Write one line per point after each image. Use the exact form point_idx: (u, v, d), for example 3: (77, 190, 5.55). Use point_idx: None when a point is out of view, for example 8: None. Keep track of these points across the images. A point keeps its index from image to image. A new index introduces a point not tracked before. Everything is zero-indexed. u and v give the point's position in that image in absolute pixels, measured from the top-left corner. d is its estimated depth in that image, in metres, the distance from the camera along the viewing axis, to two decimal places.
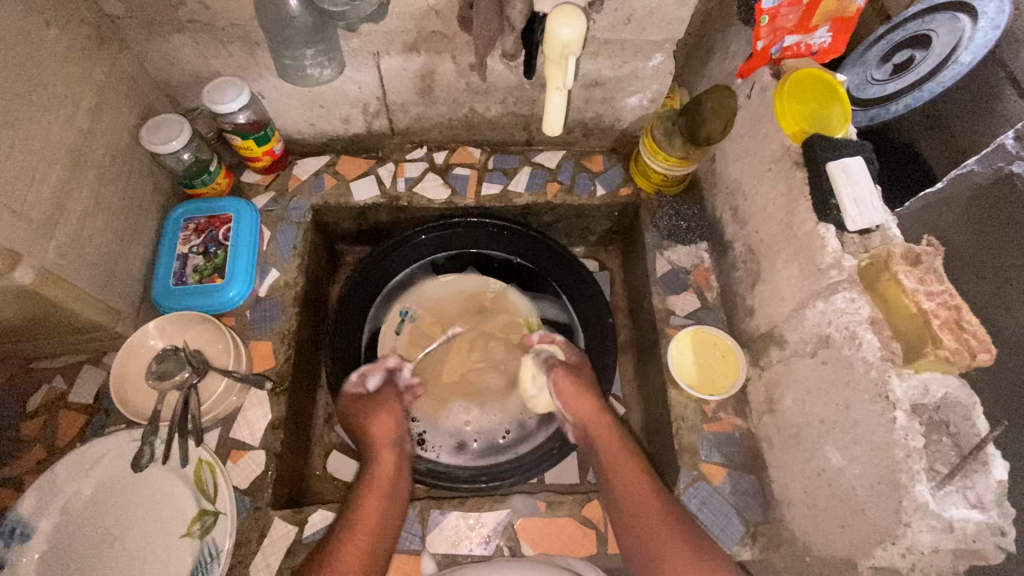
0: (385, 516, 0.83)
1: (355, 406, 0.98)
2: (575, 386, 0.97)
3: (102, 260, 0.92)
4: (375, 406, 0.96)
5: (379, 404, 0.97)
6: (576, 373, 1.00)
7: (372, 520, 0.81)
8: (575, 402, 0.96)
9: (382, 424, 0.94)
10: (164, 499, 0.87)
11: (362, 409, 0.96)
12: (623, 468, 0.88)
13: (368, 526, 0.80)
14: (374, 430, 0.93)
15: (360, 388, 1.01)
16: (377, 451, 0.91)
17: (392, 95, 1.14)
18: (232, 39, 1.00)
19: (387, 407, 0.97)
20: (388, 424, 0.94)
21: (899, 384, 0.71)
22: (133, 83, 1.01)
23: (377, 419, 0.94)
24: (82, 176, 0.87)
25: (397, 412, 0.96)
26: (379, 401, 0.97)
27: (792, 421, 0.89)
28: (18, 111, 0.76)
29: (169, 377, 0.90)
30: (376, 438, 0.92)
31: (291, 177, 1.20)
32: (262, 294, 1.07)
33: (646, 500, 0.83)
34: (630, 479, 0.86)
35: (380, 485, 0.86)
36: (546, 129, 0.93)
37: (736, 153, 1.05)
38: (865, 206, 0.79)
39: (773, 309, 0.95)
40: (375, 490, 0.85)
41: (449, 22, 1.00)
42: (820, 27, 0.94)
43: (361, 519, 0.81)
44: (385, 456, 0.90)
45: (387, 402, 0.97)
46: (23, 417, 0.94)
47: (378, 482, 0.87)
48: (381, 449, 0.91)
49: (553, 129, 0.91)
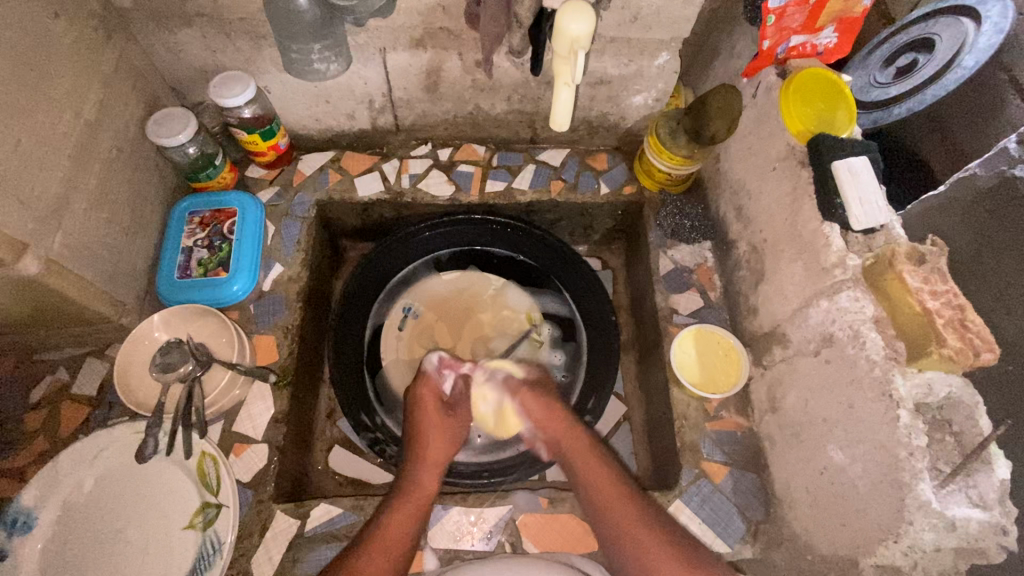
0: (416, 530, 0.82)
1: (422, 409, 0.97)
2: (535, 399, 0.98)
3: (107, 251, 0.92)
4: (441, 422, 0.97)
5: (443, 421, 0.97)
6: (540, 390, 0.99)
7: (403, 532, 0.81)
8: (541, 420, 0.96)
9: (437, 441, 0.94)
10: (167, 492, 0.87)
11: (427, 419, 0.96)
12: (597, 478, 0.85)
13: (400, 537, 0.80)
14: (429, 447, 0.93)
15: (434, 391, 1.00)
16: (427, 467, 0.91)
17: (398, 91, 1.14)
18: (239, 33, 1.00)
19: (450, 428, 0.97)
20: (441, 443, 0.95)
21: (903, 383, 0.71)
22: (139, 76, 1.01)
23: (436, 436, 0.95)
24: (88, 168, 0.88)
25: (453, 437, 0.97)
26: (446, 420, 0.98)
27: (795, 420, 0.89)
28: (26, 103, 0.76)
29: (172, 370, 0.90)
30: (432, 455, 0.93)
31: (296, 172, 1.20)
32: (265, 288, 1.07)
33: (618, 496, 0.82)
34: (603, 479, 0.85)
35: (422, 499, 0.86)
36: (552, 123, 0.93)
37: (740, 152, 1.06)
38: (870, 207, 0.79)
39: (777, 308, 0.95)
40: (412, 501, 0.85)
41: (457, 19, 1.00)
42: (826, 28, 0.95)
43: (396, 531, 0.80)
44: (431, 475, 0.90)
45: (450, 423, 0.98)
46: (26, 409, 0.95)
47: (421, 495, 0.86)
48: (432, 466, 0.92)
49: (560, 125, 0.92)
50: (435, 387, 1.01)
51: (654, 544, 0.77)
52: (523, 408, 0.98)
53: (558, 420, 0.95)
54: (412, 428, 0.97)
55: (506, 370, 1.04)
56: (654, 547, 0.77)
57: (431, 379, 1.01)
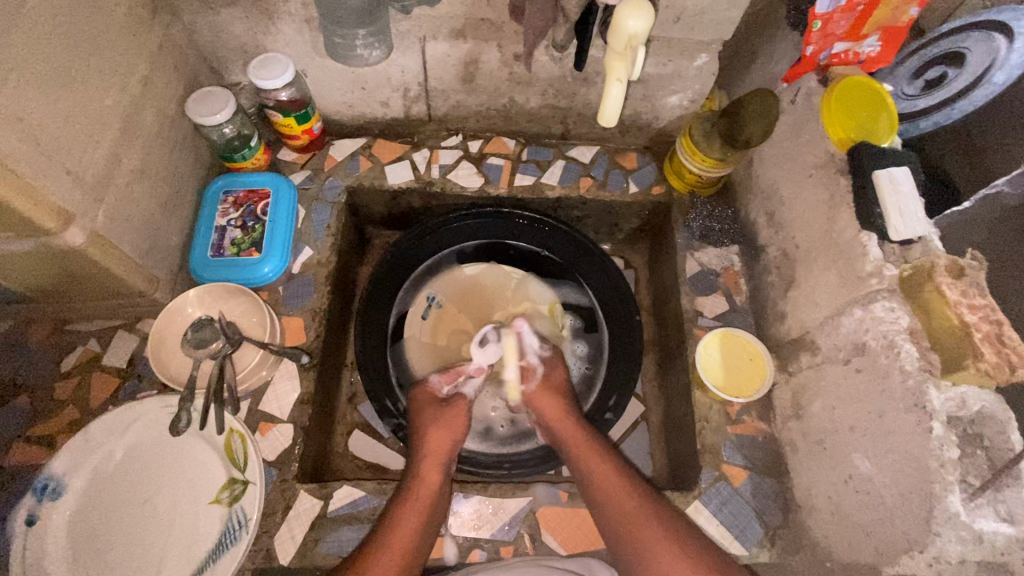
0: (423, 526, 0.84)
1: (422, 412, 0.99)
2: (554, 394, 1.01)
3: (146, 226, 0.93)
4: (439, 416, 0.97)
5: (441, 414, 0.98)
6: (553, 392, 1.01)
7: (408, 532, 0.82)
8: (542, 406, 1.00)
9: (438, 435, 0.95)
10: (194, 466, 0.88)
11: (425, 419, 0.98)
12: (629, 508, 0.83)
13: (405, 538, 0.81)
14: (430, 444, 0.93)
15: (431, 392, 1.02)
16: (427, 461, 0.91)
17: (434, 81, 1.14)
18: (282, 15, 1.00)
19: (452, 425, 0.97)
20: (442, 439, 0.95)
21: (937, 395, 0.70)
22: (182, 54, 1.01)
23: (435, 430, 0.95)
24: (132, 143, 0.88)
25: (456, 428, 0.97)
26: (445, 412, 0.99)
27: (819, 427, 0.89)
28: (80, 75, 0.76)
29: (204, 347, 0.91)
30: (431, 449, 0.93)
31: (327, 158, 1.21)
32: (295, 271, 1.08)
33: (649, 523, 0.81)
34: (602, 472, 0.88)
35: (424, 494, 0.87)
36: (601, 121, 0.83)
37: (775, 158, 1.06)
38: (910, 217, 0.77)
39: (807, 314, 0.95)
40: (416, 497, 0.86)
41: (499, 11, 1.00)
42: (869, 36, 0.91)
43: (400, 532, 0.81)
44: (435, 468, 0.91)
45: (455, 415, 0.98)
46: (59, 377, 0.96)
47: (421, 490, 0.87)
48: (435, 462, 0.91)
49: (609, 121, 0.81)
50: (434, 390, 1.03)
51: (658, 529, 0.80)
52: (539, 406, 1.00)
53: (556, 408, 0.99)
54: (415, 430, 0.97)
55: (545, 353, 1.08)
56: (655, 536, 0.80)
57: (430, 386, 1.03)
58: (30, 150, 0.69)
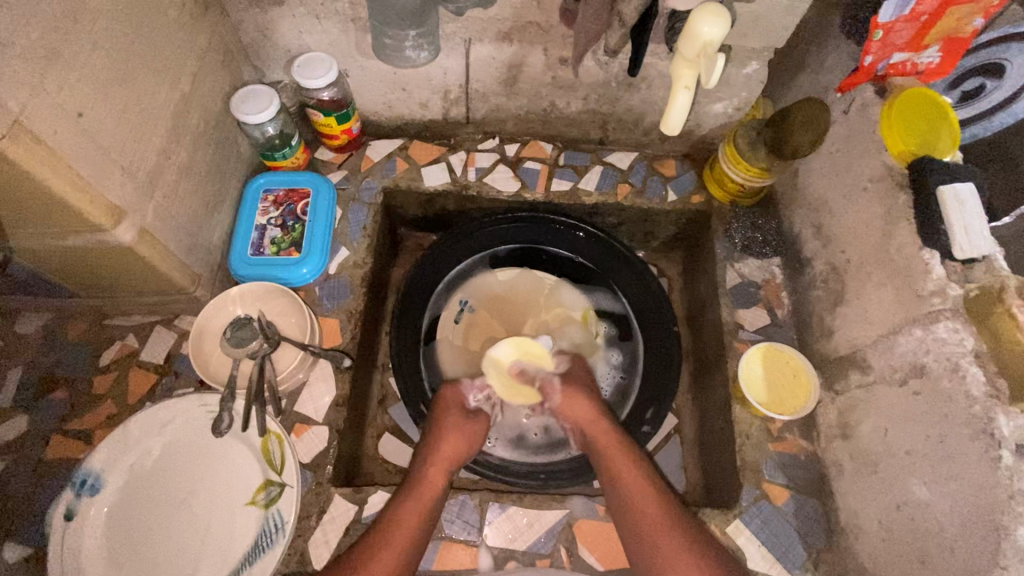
0: (420, 533, 0.81)
1: (440, 416, 0.96)
2: (580, 393, 0.97)
3: (189, 224, 0.92)
4: (457, 424, 0.95)
5: (461, 423, 0.95)
6: (581, 389, 0.98)
7: (405, 540, 0.80)
8: (570, 408, 0.96)
9: (451, 443, 0.92)
10: (229, 467, 0.87)
11: (444, 423, 0.95)
12: (654, 520, 0.81)
13: (403, 540, 0.80)
14: (440, 452, 0.90)
15: (456, 396, 0.99)
16: (436, 465, 0.89)
17: (475, 83, 1.13)
18: (329, 15, 1.00)
19: (467, 433, 0.94)
20: (455, 447, 0.92)
21: (1007, 422, 0.67)
22: (228, 52, 1.01)
23: (449, 438, 0.92)
24: (180, 140, 0.88)
25: (471, 438, 0.94)
26: (465, 421, 0.96)
27: (869, 449, 0.87)
28: (135, 72, 0.76)
29: (244, 345, 0.89)
30: (442, 453, 0.91)
31: (364, 158, 1.20)
32: (332, 272, 1.07)
33: (670, 538, 0.79)
34: (626, 480, 0.85)
35: (426, 503, 0.84)
36: (663, 127, 0.78)
37: (824, 169, 1.03)
38: (975, 236, 0.75)
39: (858, 332, 0.92)
40: (417, 505, 0.84)
41: (549, 15, 0.98)
42: (930, 46, 0.88)
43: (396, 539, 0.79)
44: (440, 478, 0.88)
45: (472, 424, 0.96)
46: (97, 371, 0.96)
47: (425, 496, 0.85)
48: (441, 471, 0.89)
49: (672, 130, 0.77)
50: (460, 395, 0.99)
51: (670, 542, 0.78)
52: (568, 404, 0.96)
53: (584, 410, 0.95)
54: (428, 434, 0.94)
55: (542, 367, 1.01)
56: (668, 548, 0.78)
57: (459, 387, 1.00)
58: (88, 146, 0.68)
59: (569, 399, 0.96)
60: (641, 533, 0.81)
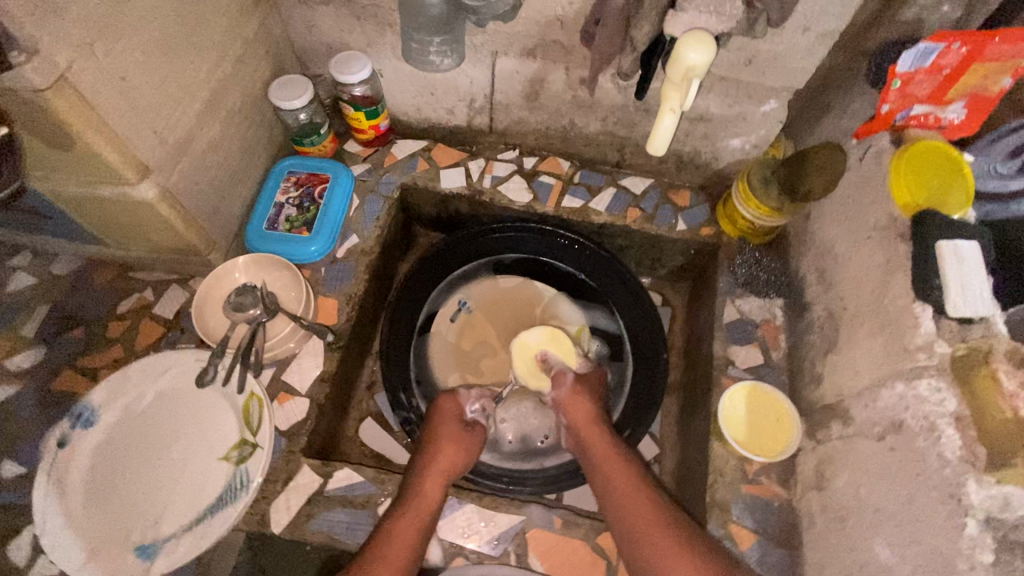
0: (420, 537, 0.82)
1: (438, 425, 0.99)
2: (583, 398, 1.00)
3: (212, 192, 1.00)
4: (454, 433, 0.98)
5: (459, 434, 0.98)
6: (589, 395, 1.01)
7: (405, 543, 0.81)
8: (573, 413, 0.99)
9: (449, 451, 0.95)
10: (211, 422, 0.92)
11: (441, 431, 0.98)
12: (659, 535, 0.80)
13: (407, 542, 0.81)
14: (437, 459, 0.93)
15: (456, 407, 1.02)
16: (433, 475, 0.90)
17: (499, 95, 1.18)
18: (367, 17, 1.07)
19: (464, 441, 0.97)
20: (453, 456, 0.94)
21: (976, 490, 0.64)
22: (274, 43, 1.10)
23: (447, 444, 0.95)
24: (214, 115, 0.96)
25: (469, 447, 0.97)
26: (462, 430, 0.99)
27: (841, 503, 0.83)
28: (180, 48, 0.84)
29: (242, 311, 0.96)
30: (441, 464, 0.92)
31: (388, 155, 1.26)
32: (339, 255, 1.13)
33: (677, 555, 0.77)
34: (626, 490, 0.86)
35: (424, 510, 0.86)
36: (648, 148, 0.86)
37: (833, 215, 1.02)
38: (972, 294, 0.72)
39: (845, 381, 0.89)
40: (415, 509, 0.85)
41: (571, 35, 1.02)
42: (955, 101, 0.85)
43: (398, 541, 0.80)
44: (439, 485, 0.90)
45: (469, 435, 0.99)
46: (114, 317, 1.04)
47: (423, 501, 0.86)
48: (438, 478, 0.90)
49: (656, 151, 0.85)
50: (459, 405, 1.03)
51: (678, 560, 0.77)
52: (571, 410, 0.99)
53: (585, 414, 0.98)
54: (425, 441, 0.97)
55: (566, 362, 1.05)
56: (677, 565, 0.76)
57: (458, 398, 1.04)
58: (124, 107, 0.76)
59: (572, 406, 0.99)
60: (644, 547, 0.80)
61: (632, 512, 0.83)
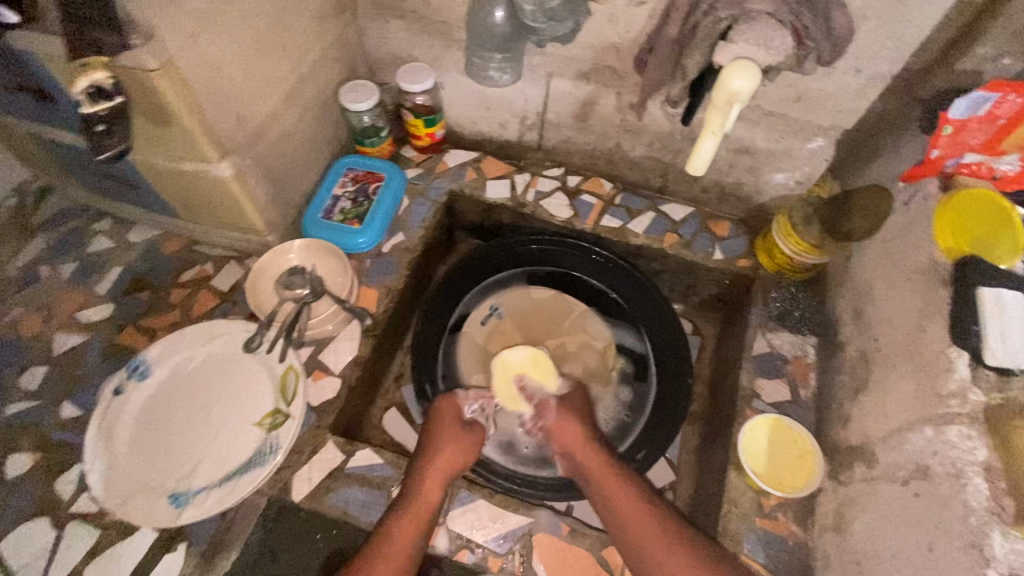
0: (420, 538, 0.84)
1: (436, 427, 1.00)
2: (568, 418, 1.01)
3: (278, 179, 1.09)
4: (452, 436, 0.98)
5: (456, 437, 0.99)
6: (579, 416, 1.02)
7: (405, 545, 0.82)
8: (564, 430, 1.00)
9: (446, 454, 0.95)
10: (250, 389, 0.98)
11: (438, 432, 0.99)
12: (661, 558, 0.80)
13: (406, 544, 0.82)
14: (435, 460, 0.93)
15: (453, 410, 1.03)
16: (431, 477, 0.91)
17: (551, 113, 1.23)
18: (436, 32, 1.15)
19: (461, 443, 0.98)
20: (451, 458, 0.95)
21: (1001, 543, 0.62)
22: (349, 50, 1.20)
23: (444, 447, 0.96)
24: (290, 109, 1.05)
25: (466, 451, 0.98)
26: (460, 433, 0.99)
27: (858, 547, 0.81)
28: (269, 46, 0.94)
29: (292, 288, 1.01)
30: (439, 466, 0.93)
31: (440, 161, 1.33)
32: (384, 249, 1.19)
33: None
34: (627, 510, 0.86)
35: (422, 512, 0.87)
36: (687, 168, 0.89)
37: (874, 256, 1.01)
38: (1015, 343, 0.70)
39: (873, 424, 0.87)
40: (413, 512, 0.86)
41: (625, 62, 1.07)
42: (1009, 153, 0.84)
43: (398, 544, 0.82)
44: (436, 487, 0.90)
45: (466, 437, 0.99)
46: (175, 284, 1.13)
47: (421, 504, 0.87)
48: (436, 481, 0.91)
49: (695, 170, 0.87)
50: (456, 407, 1.03)
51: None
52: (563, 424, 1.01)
53: (577, 432, 0.99)
54: (422, 441, 0.98)
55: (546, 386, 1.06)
56: None
57: (455, 400, 1.04)
58: (216, 94, 0.85)
59: (561, 426, 1.00)
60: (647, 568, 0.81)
61: (635, 531, 0.84)
